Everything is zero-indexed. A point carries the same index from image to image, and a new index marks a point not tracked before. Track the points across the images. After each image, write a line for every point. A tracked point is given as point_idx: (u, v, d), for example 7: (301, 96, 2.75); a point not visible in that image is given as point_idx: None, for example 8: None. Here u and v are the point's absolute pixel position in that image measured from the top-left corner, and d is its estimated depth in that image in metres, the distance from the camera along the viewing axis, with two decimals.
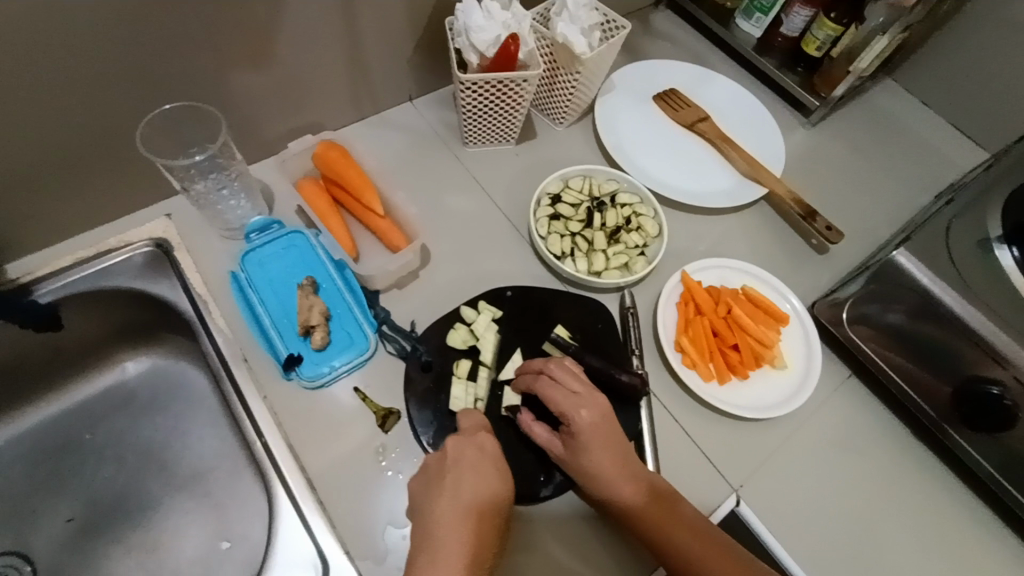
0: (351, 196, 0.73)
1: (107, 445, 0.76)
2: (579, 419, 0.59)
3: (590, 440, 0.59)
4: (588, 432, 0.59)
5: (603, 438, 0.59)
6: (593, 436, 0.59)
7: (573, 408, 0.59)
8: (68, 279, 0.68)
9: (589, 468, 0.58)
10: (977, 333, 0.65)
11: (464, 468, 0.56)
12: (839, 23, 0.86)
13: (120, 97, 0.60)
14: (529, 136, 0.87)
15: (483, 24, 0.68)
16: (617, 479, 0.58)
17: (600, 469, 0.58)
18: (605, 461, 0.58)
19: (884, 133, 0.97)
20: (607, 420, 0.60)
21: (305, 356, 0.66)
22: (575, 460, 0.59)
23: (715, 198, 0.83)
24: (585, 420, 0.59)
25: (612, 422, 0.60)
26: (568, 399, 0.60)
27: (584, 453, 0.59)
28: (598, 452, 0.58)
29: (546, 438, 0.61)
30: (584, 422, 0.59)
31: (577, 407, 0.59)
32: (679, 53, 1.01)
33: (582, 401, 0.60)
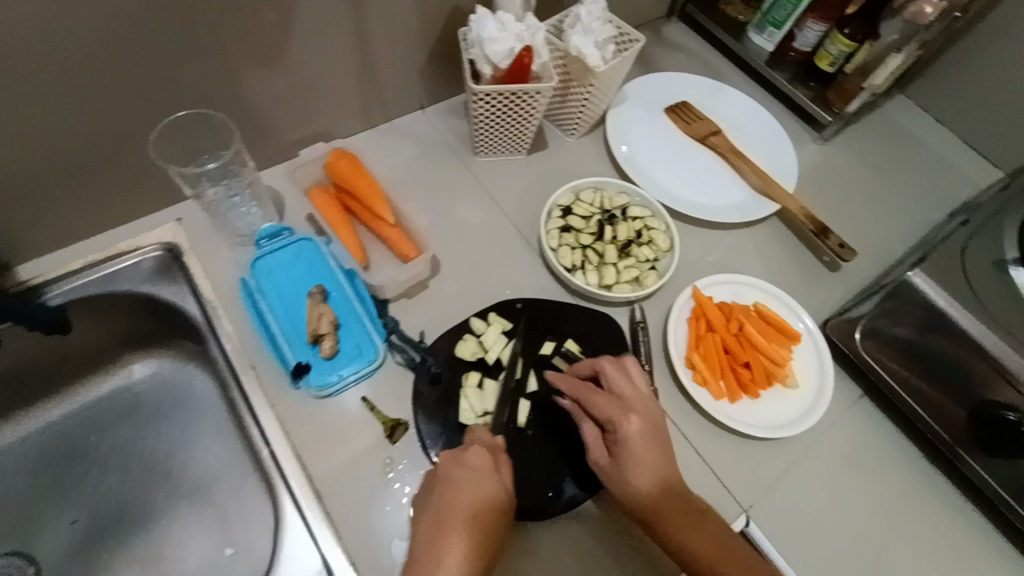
0: (363, 205, 0.73)
1: (113, 449, 0.76)
2: (626, 425, 0.58)
3: (635, 450, 0.57)
4: (635, 440, 0.58)
5: (650, 449, 0.58)
6: (638, 445, 0.58)
7: (622, 415, 0.59)
8: (77, 283, 0.68)
9: (631, 478, 0.57)
10: (988, 351, 0.64)
11: (454, 483, 0.56)
12: (853, 39, 0.86)
13: (134, 103, 0.60)
14: (540, 147, 0.86)
15: (497, 35, 0.68)
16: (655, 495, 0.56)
17: (639, 481, 0.57)
18: (647, 474, 0.57)
19: (898, 149, 0.96)
20: (654, 430, 0.59)
21: (314, 365, 0.66)
22: (619, 468, 0.58)
23: (727, 212, 0.83)
24: (633, 427, 0.58)
25: (660, 432, 0.60)
26: (616, 406, 0.59)
27: (625, 460, 0.57)
28: (642, 463, 0.57)
29: (592, 442, 0.60)
30: (633, 429, 0.58)
31: (626, 414, 0.59)
32: (691, 66, 1.01)
33: (630, 407, 0.59)
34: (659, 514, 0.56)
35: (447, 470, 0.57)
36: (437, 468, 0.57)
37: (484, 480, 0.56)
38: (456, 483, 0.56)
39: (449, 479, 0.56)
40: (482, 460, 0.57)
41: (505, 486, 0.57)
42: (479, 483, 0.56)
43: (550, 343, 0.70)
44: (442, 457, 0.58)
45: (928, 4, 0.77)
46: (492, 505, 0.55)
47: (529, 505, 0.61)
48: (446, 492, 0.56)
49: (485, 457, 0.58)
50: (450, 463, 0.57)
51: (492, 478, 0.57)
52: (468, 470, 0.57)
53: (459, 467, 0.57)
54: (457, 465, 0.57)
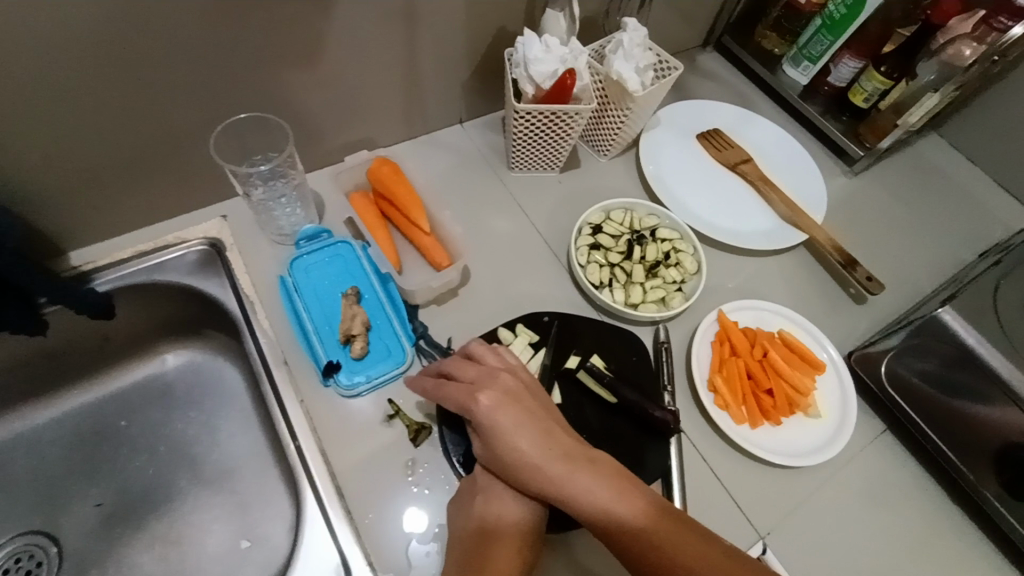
0: (400, 212, 0.75)
1: (142, 434, 0.78)
2: (480, 402, 0.55)
3: (493, 421, 0.55)
4: (493, 413, 0.55)
5: (513, 426, 0.55)
6: (500, 415, 0.55)
7: (469, 397, 0.56)
8: (125, 271, 0.71)
9: (518, 467, 0.54)
10: (1013, 388, 0.65)
11: (495, 494, 0.56)
12: (888, 76, 0.87)
13: (196, 103, 0.64)
14: (573, 165, 0.88)
15: (543, 57, 0.71)
16: (546, 459, 0.54)
17: (525, 450, 0.54)
18: (528, 439, 0.54)
19: (929, 186, 0.96)
20: (511, 407, 0.56)
21: (344, 364, 0.68)
22: (494, 447, 0.55)
23: (754, 239, 0.84)
24: (477, 403, 0.56)
25: (516, 394, 0.57)
26: (462, 390, 0.57)
27: (500, 447, 0.55)
28: (513, 432, 0.54)
29: (465, 441, 0.58)
30: (483, 405, 0.55)
31: (473, 395, 0.56)
32: (723, 95, 1.03)
33: (475, 388, 0.57)
34: (557, 478, 0.53)
35: (487, 479, 0.58)
36: (476, 478, 0.58)
37: (523, 489, 0.57)
38: (498, 494, 0.56)
39: (488, 490, 0.57)
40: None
41: (542, 495, 0.58)
42: (519, 493, 0.57)
43: (576, 357, 0.71)
44: (478, 466, 0.59)
45: (967, 47, 0.79)
46: (531, 515, 0.56)
47: None
48: (487, 502, 0.56)
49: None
50: (489, 473, 0.58)
51: (530, 488, 0.57)
52: (508, 480, 0.57)
53: (497, 476, 0.58)
54: (494, 475, 0.58)
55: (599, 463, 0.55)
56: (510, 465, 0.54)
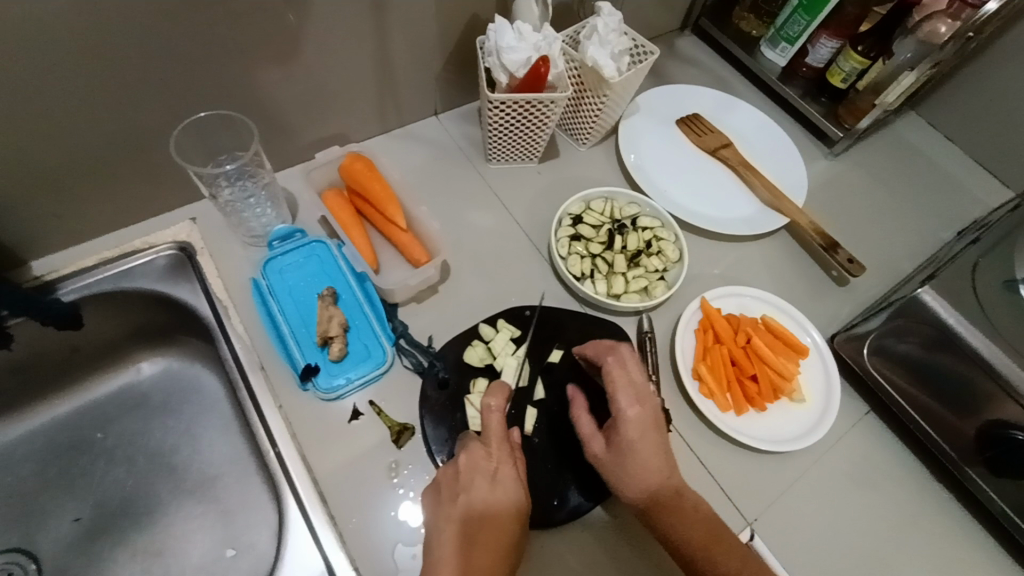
0: (375, 208, 0.73)
1: (118, 445, 0.76)
2: (626, 414, 0.59)
3: (640, 441, 0.58)
4: (635, 435, 0.58)
5: (648, 438, 0.58)
6: (645, 438, 0.58)
7: (626, 401, 0.59)
8: (90, 279, 0.68)
9: (635, 475, 0.57)
10: (994, 367, 0.63)
11: (476, 490, 0.55)
12: (866, 56, 0.87)
13: (156, 103, 0.62)
14: (552, 155, 0.87)
15: (515, 45, 0.69)
16: (659, 487, 0.57)
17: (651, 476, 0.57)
18: (651, 463, 0.58)
19: (907, 166, 0.96)
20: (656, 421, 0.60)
21: (322, 367, 0.66)
22: (618, 460, 0.58)
23: (734, 225, 0.83)
24: (632, 419, 0.58)
25: (658, 420, 0.60)
26: (626, 389, 0.60)
27: (625, 455, 0.58)
28: (645, 459, 0.58)
29: (590, 434, 0.60)
30: (630, 419, 0.58)
31: (630, 401, 0.59)
32: (702, 78, 1.02)
33: (637, 395, 0.60)
34: (665, 505, 0.57)
35: (470, 476, 0.57)
36: (459, 472, 0.57)
37: (506, 487, 0.56)
38: (480, 493, 0.55)
39: (470, 487, 0.56)
40: (505, 466, 0.58)
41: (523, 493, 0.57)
42: (502, 491, 0.56)
43: (558, 351, 0.70)
44: (463, 459, 0.57)
45: (942, 24, 0.78)
46: (509, 514, 0.55)
47: (533, 513, 0.61)
48: (468, 500, 0.55)
49: (506, 462, 0.58)
50: (472, 469, 0.57)
51: (514, 486, 0.56)
52: (492, 478, 0.56)
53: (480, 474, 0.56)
54: (478, 473, 0.57)
55: (688, 492, 0.58)
56: (620, 481, 0.57)
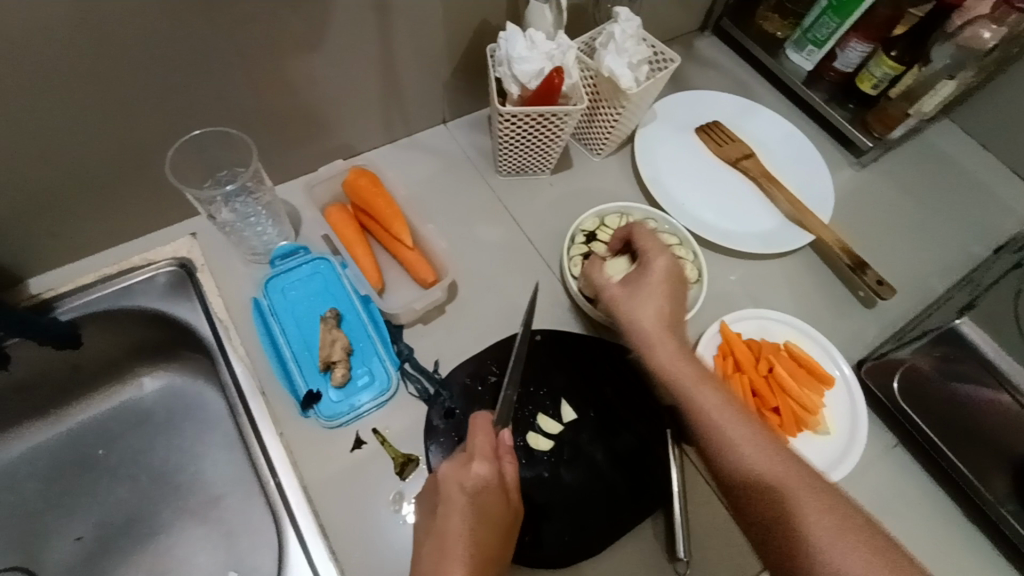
0: (380, 226, 0.71)
1: (121, 462, 0.75)
2: (651, 266, 0.64)
3: (655, 285, 0.63)
4: (655, 281, 0.64)
5: (663, 289, 0.63)
6: (659, 285, 0.63)
7: (651, 255, 0.65)
8: (90, 297, 0.67)
9: (644, 320, 0.62)
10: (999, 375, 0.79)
11: (454, 510, 0.52)
12: (899, 61, 0.81)
13: (151, 121, 0.59)
14: (564, 166, 0.83)
15: (527, 55, 0.65)
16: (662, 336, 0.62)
17: (654, 318, 0.62)
18: (656, 307, 0.63)
19: (939, 177, 0.91)
20: (675, 283, 0.64)
21: (325, 394, 0.64)
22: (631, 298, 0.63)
23: (753, 241, 0.79)
24: (660, 262, 0.64)
25: (677, 283, 0.64)
26: (653, 247, 0.65)
27: (634, 308, 0.63)
28: (656, 305, 0.63)
29: (606, 286, 0.65)
30: (651, 265, 0.64)
31: (653, 255, 0.65)
32: (722, 82, 0.97)
33: (659, 252, 0.65)
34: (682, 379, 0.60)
35: (451, 488, 0.54)
36: (440, 483, 0.55)
37: (487, 499, 0.53)
38: (457, 508, 0.52)
39: (449, 501, 0.53)
40: (486, 476, 0.54)
41: (512, 502, 0.55)
42: (481, 503, 0.53)
43: (563, 381, 0.67)
44: (443, 470, 0.55)
45: (986, 28, 0.74)
46: (493, 524, 0.52)
47: (541, 550, 0.59)
48: (446, 515, 0.53)
49: (487, 472, 0.54)
50: (452, 481, 0.54)
51: (497, 496, 0.53)
52: (471, 493, 0.53)
53: (458, 488, 0.53)
54: (456, 485, 0.54)
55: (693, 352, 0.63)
56: (632, 327, 0.63)
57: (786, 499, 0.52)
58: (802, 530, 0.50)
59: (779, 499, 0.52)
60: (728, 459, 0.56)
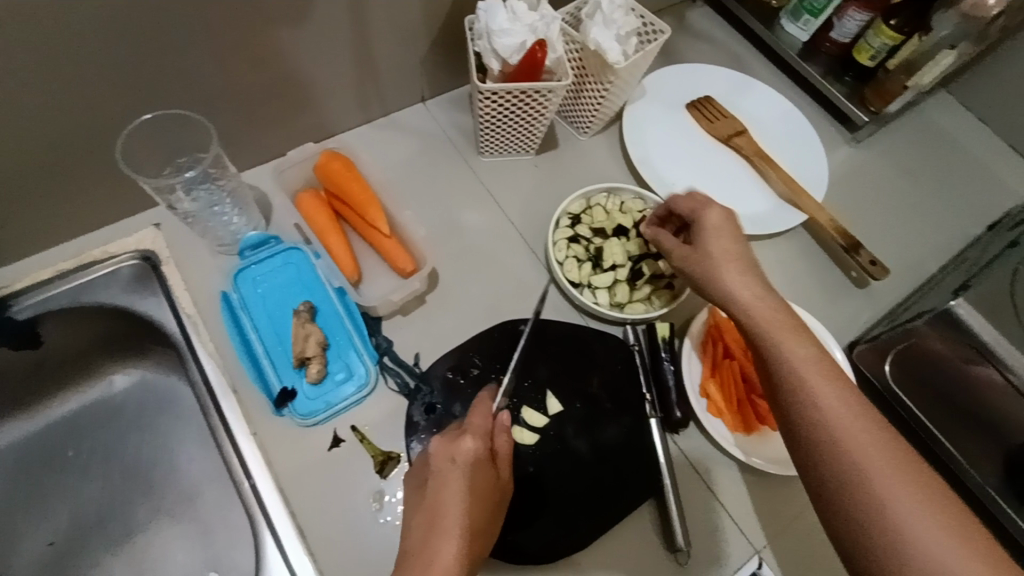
0: (355, 212, 0.67)
1: (93, 462, 0.72)
2: (703, 219, 0.56)
3: (722, 230, 0.55)
4: (711, 232, 0.55)
5: (724, 240, 0.54)
6: (721, 233, 0.55)
7: (699, 208, 0.57)
8: (47, 293, 0.63)
9: (716, 276, 0.53)
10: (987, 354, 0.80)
11: (449, 482, 0.49)
12: (899, 31, 0.77)
13: (98, 105, 0.54)
14: (550, 146, 0.80)
15: (508, 27, 0.61)
16: (738, 281, 0.52)
17: (724, 261, 0.53)
18: (721, 257, 0.53)
19: (936, 153, 0.89)
20: (732, 234, 0.55)
21: (300, 391, 0.62)
22: (694, 256, 0.55)
23: (745, 222, 0.77)
24: (711, 212, 0.56)
25: (737, 231, 0.55)
26: (698, 198, 0.57)
27: (705, 261, 0.54)
28: (720, 251, 0.54)
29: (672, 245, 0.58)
30: (712, 213, 0.56)
31: (703, 207, 0.56)
32: (715, 55, 0.93)
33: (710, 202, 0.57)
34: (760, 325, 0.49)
35: (443, 461, 0.50)
36: (430, 458, 0.51)
37: (480, 473, 0.50)
38: (452, 483, 0.49)
39: (441, 476, 0.50)
40: (477, 449, 0.51)
41: (501, 481, 0.53)
42: (474, 476, 0.50)
43: (548, 372, 0.65)
44: (434, 445, 0.51)
45: None
46: (484, 499, 0.49)
47: (527, 545, 0.57)
48: (439, 487, 0.49)
49: (479, 447, 0.51)
50: (443, 456, 0.51)
51: (488, 473, 0.51)
52: (464, 468, 0.50)
53: (451, 461, 0.50)
54: (449, 458, 0.50)
55: (785, 304, 0.51)
56: (707, 282, 0.54)
57: (853, 470, 0.41)
58: (889, 521, 0.39)
59: (865, 486, 0.41)
60: (811, 436, 0.44)
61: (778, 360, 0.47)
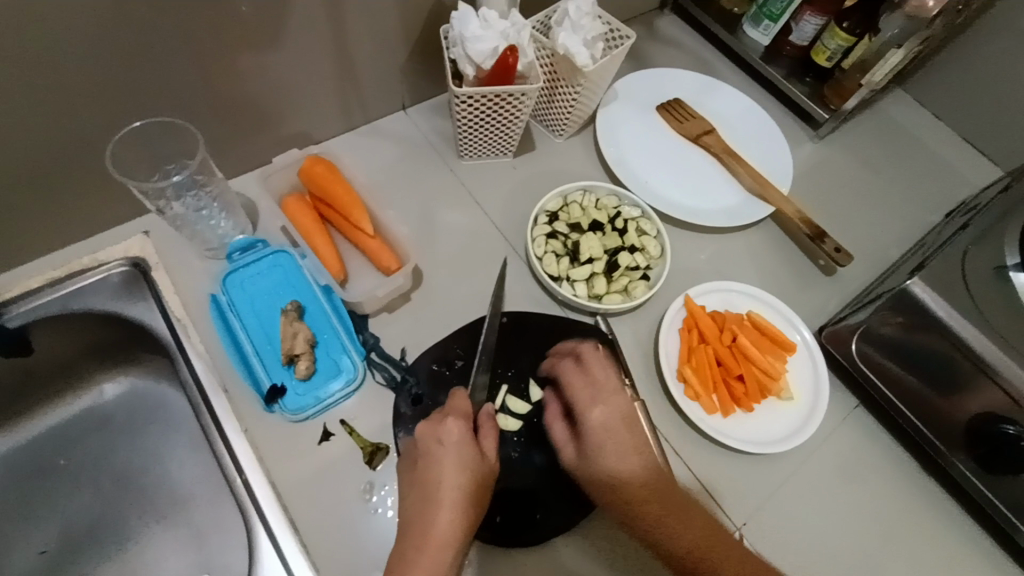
0: (340, 214, 0.70)
1: (84, 470, 0.72)
2: (588, 416, 0.59)
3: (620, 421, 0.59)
4: (598, 426, 0.59)
5: (613, 432, 0.58)
6: (608, 436, 0.58)
7: (587, 402, 0.60)
8: (37, 302, 0.64)
9: (605, 472, 0.57)
10: (976, 351, 0.62)
11: (439, 464, 0.53)
12: (852, 33, 0.83)
13: (88, 117, 0.57)
14: (527, 149, 0.83)
15: (480, 35, 0.64)
16: (636, 485, 0.56)
17: (625, 466, 0.56)
18: (611, 451, 0.57)
19: (894, 147, 0.93)
20: (626, 422, 0.59)
21: (289, 387, 0.63)
22: (590, 465, 0.58)
23: (715, 216, 0.80)
24: (594, 407, 0.60)
25: (629, 419, 0.59)
26: (585, 391, 0.61)
27: (596, 458, 0.58)
28: (616, 453, 0.57)
29: (564, 441, 0.62)
30: (595, 417, 0.59)
31: (591, 403, 0.60)
32: (684, 60, 0.97)
33: (599, 394, 0.60)
34: (651, 518, 0.54)
35: (430, 445, 0.55)
36: (417, 441, 0.55)
37: (464, 450, 0.54)
38: (440, 461, 0.53)
39: (430, 455, 0.54)
40: (460, 431, 0.55)
41: (488, 459, 0.56)
42: (460, 458, 0.53)
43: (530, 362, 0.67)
44: (419, 429, 0.55)
45: None
46: (472, 475, 0.53)
47: (515, 527, 0.59)
48: (430, 469, 0.54)
49: (461, 427, 0.55)
50: (429, 438, 0.55)
51: (473, 450, 0.54)
52: (449, 445, 0.54)
53: (437, 442, 0.54)
54: (435, 440, 0.55)
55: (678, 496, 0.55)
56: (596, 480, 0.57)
57: None
58: None
59: None
60: None
61: (672, 549, 0.52)
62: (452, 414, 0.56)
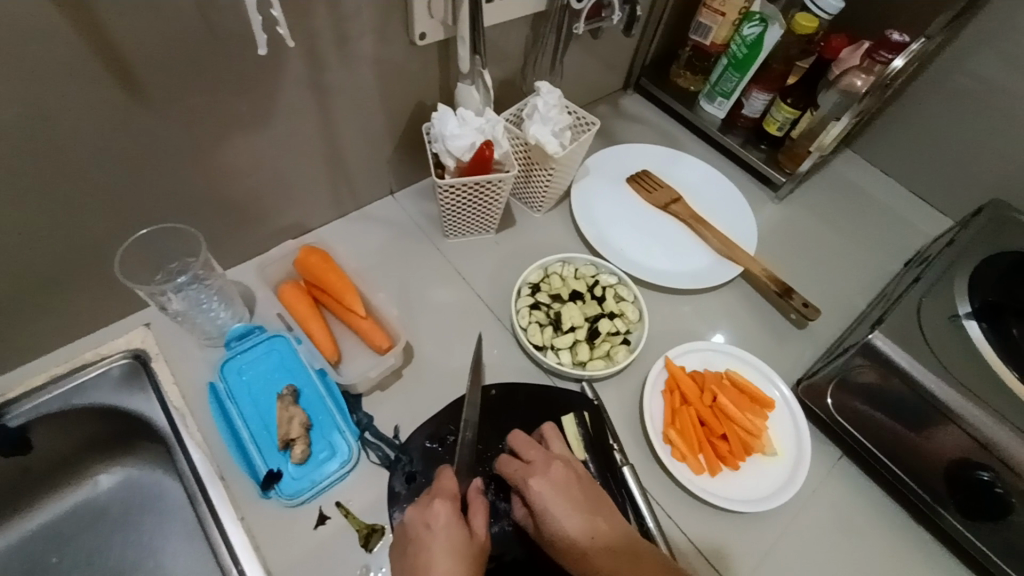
0: (333, 298, 0.74)
1: (76, 567, 0.72)
2: (532, 491, 0.58)
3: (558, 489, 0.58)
4: (544, 500, 0.57)
5: (561, 502, 0.57)
6: (558, 508, 0.56)
7: (524, 480, 0.59)
8: (39, 399, 0.66)
9: (572, 545, 0.54)
10: (949, 407, 0.64)
11: (428, 551, 0.53)
12: (795, 107, 0.92)
13: (99, 225, 0.62)
14: (508, 225, 0.89)
15: (459, 132, 0.71)
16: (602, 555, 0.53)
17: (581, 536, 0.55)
18: (568, 522, 0.56)
19: (849, 203, 1.01)
20: (567, 487, 0.58)
21: (285, 472, 0.64)
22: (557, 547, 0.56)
23: (687, 279, 0.85)
24: (535, 482, 0.58)
25: (570, 483, 0.59)
26: (520, 470, 0.60)
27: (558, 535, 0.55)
28: (571, 520, 0.56)
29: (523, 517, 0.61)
30: (538, 493, 0.57)
31: (527, 478, 0.59)
32: (649, 134, 1.06)
33: (532, 470, 0.60)
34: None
35: (419, 529, 0.55)
36: (407, 526, 0.56)
37: (452, 532, 0.55)
38: (429, 546, 0.54)
39: (420, 540, 0.55)
40: (447, 513, 0.56)
41: (478, 539, 0.56)
42: (448, 541, 0.54)
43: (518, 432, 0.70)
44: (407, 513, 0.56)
45: (858, 78, 0.83)
46: (463, 558, 0.53)
47: None
48: (419, 555, 0.54)
49: (449, 509, 0.56)
50: (419, 522, 0.56)
51: (462, 531, 0.55)
52: (437, 529, 0.55)
53: (425, 527, 0.55)
54: (423, 524, 0.56)
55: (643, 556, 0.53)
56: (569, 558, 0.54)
57: None
58: None
59: None
60: None
61: None
62: (439, 496, 0.58)
